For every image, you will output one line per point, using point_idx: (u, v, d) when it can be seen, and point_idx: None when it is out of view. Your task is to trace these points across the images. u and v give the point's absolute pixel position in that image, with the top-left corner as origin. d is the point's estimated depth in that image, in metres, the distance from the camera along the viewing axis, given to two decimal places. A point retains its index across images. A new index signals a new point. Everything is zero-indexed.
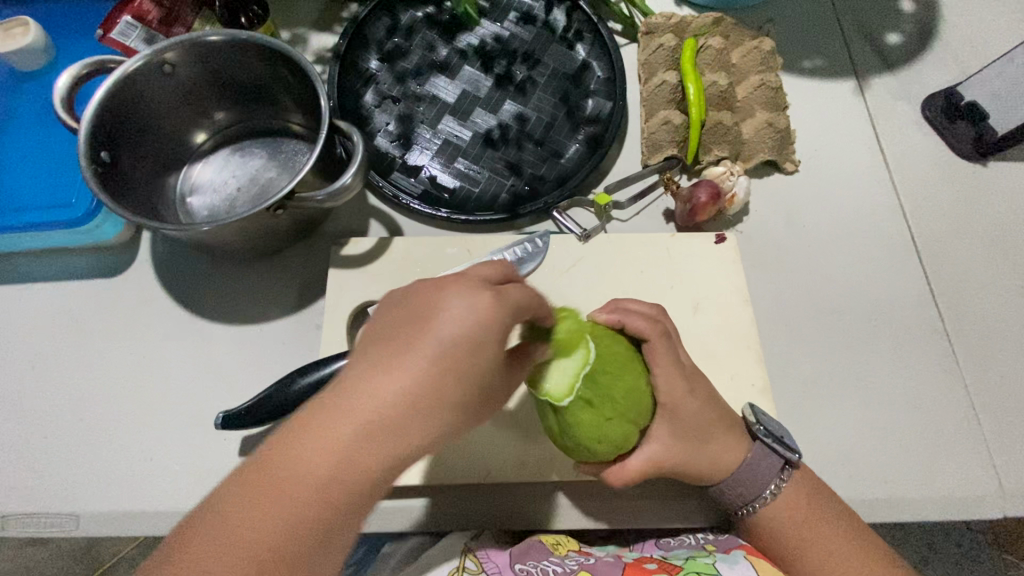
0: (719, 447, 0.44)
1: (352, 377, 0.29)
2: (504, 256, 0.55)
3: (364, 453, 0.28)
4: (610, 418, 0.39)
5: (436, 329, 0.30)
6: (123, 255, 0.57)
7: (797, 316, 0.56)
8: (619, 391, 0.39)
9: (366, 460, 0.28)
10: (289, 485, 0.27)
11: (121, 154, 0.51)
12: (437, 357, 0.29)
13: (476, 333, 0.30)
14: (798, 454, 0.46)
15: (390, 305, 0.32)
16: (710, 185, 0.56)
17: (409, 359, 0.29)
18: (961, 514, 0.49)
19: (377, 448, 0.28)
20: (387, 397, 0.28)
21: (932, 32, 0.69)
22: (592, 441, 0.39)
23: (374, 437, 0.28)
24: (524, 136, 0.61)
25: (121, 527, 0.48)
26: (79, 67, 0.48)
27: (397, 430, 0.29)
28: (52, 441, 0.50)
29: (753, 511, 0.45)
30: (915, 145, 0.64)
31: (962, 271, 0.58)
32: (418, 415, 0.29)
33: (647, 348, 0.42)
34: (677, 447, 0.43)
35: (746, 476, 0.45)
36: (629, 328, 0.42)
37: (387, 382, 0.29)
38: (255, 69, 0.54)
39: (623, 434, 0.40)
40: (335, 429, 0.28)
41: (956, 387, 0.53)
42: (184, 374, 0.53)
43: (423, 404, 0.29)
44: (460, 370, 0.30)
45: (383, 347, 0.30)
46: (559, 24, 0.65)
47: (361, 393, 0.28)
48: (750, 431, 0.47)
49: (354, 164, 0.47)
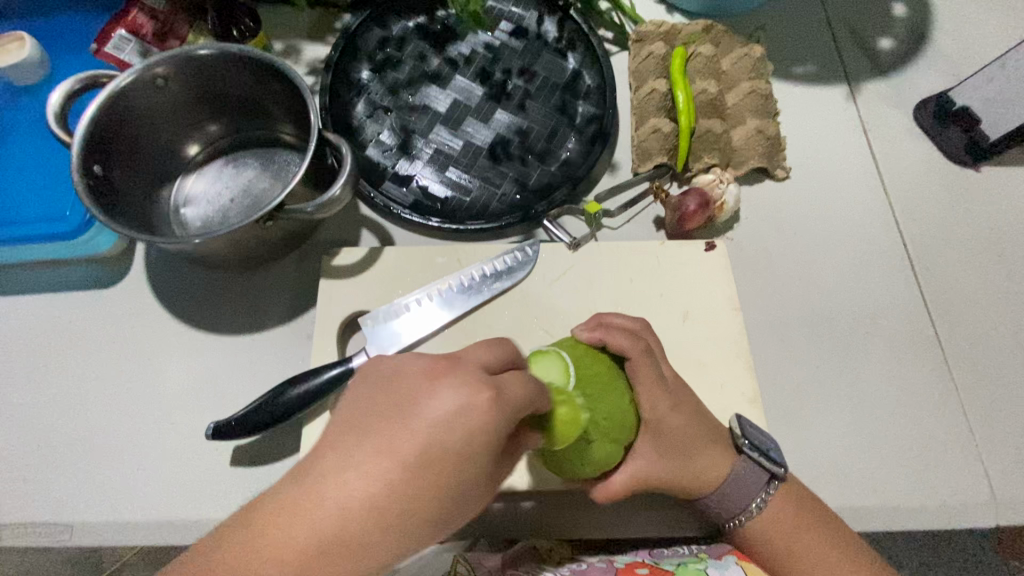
0: (703, 460, 0.44)
1: (334, 469, 0.29)
2: (496, 265, 0.55)
3: (335, 556, 0.28)
4: (592, 441, 0.39)
5: (421, 425, 0.30)
6: (119, 267, 0.57)
7: (787, 323, 0.56)
8: (601, 412, 0.39)
9: (330, 567, 0.29)
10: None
11: (114, 168, 0.52)
12: (421, 461, 0.29)
13: (459, 438, 0.30)
14: (785, 467, 0.45)
15: (381, 382, 0.32)
16: (700, 193, 0.56)
17: (391, 456, 0.29)
18: (955, 522, 0.49)
19: (347, 552, 0.29)
20: (360, 497, 0.29)
21: (924, 37, 0.69)
22: (574, 463, 0.40)
23: (336, 548, 0.28)
24: (515, 145, 0.61)
25: (115, 536, 0.49)
26: (71, 83, 0.48)
27: (366, 536, 0.29)
28: (47, 453, 0.51)
29: (742, 524, 0.45)
30: (907, 149, 0.64)
31: (955, 277, 0.58)
32: (388, 516, 0.29)
33: (629, 365, 0.43)
34: (660, 464, 0.43)
35: (732, 490, 0.45)
36: (611, 345, 0.42)
37: (358, 482, 0.29)
38: (246, 81, 0.55)
39: (606, 454, 0.40)
40: (302, 530, 0.28)
41: (947, 393, 0.53)
42: (177, 384, 0.53)
43: (391, 513, 0.29)
44: (436, 474, 0.30)
45: (372, 446, 0.30)
46: (550, 33, 0.65)
47: (321, 505, 0.29)
48: (736, 445, 0.47)
49: (343, 176, 0.47)
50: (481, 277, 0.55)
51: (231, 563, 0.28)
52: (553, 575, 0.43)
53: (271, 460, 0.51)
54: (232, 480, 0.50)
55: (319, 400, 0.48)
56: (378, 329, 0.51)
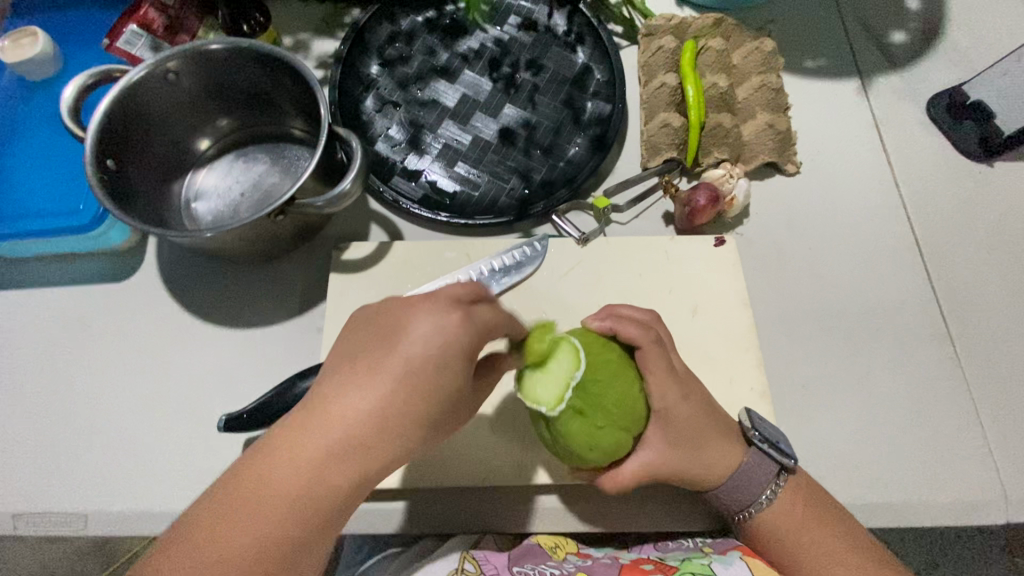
0: (713, 453, 0.44)
1: (331, 389, 0.34)
2: (503, 260, 0.55)
3: (342, 460, 0.33)
4: (600, 427, 0.40)
5: (402, 348, 0.34)
6: (131, 260, 0.58)
7: (797, 319, 0.56)
8: (610, 399, 0.40)
9: (338, 471, 0.33)
10: (264, 508, 0.32)
11: (127, 163, 0.53)
12: (403, 376, 0.34)
13: (438, 356, 0.34)
14: (794, 459, 0.46)
15: (366, 322, 0.37)
16: (710, 189, 0.56)
17: (375, 376, 0.34)
18: (964, 519, 0.49)
19: (354, 458, 0.33)
20: (358, 410, 0.33)
21: (937, 30, 0.68)
22: (583, 451, 0.40)
23: (341, 452, 0.33)
24: (524, 139, 0.61)
25: (127, 526, 0.49)
26: (84, 78, 0.49)
27: (368, 441, 0.33)
28: (61, 443, 0.52)
29: (749, 517, 0.45)
30: (919, 144, 0.63)
31: (966, 273, 0.58)
32: (388, 425, 0.34)
33: (639, 354, 0.42)
34: (669, 454, 0.43)
35: (740, 482, 0.45)
36: (622, 335, 0.42)
37: (355, 398, 0.34)
38: (257, 76, 0.55)
39: (616, 441, 0.41)
40: (309, 441, 0.33)
41: (959, 390, 0.53)
42: (188, 377, 0.54)
43: (385, 422, 0.34)
44: (422, 391, 0.34)
45: (360, 366, 0.35)
46: (559, 27, 0.65)
47: (321, 426, 0.33)
48: (746, 437, 0.47)
49: (353, 170, 0.47)
50: (490, 271, 0.55)
51: (253, 480, 0.33)
52: (559, 571, 0.45)
53: None
54: None
55: None
56: None
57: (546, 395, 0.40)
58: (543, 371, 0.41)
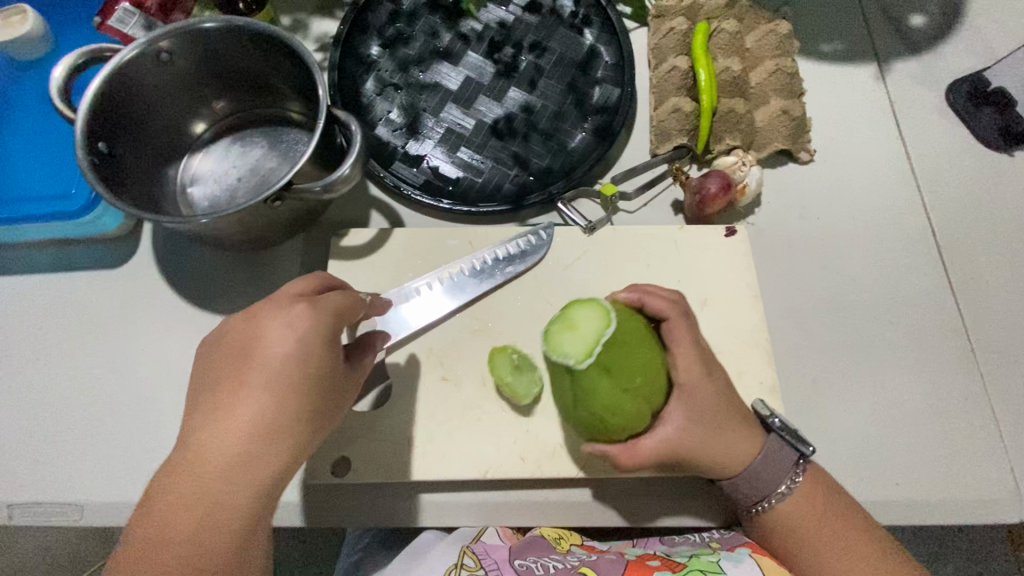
0: (735, 438, 0.43)
1: (205, 421, 0.36)
2: (508, 249, 0.54)
3: (233, 476, 0.35)
4: (626, 390, 0.40)
5: (256, 362, 0.37)
6: (126, 246, 0.56)
7: (810, 312, 0.54)
8: (635, 363, 0.40)
9: (235, 481, 0.35)
10: (172, 527, 0.34)
11: (120, 146, 0.51)
12: (276, 382, 0.37)
13: (297, 358, 0.38)
14: (813, 448, 0.44)
15: (229, 346, 0.39)
16: (721, 176, 0.54)
17: (239, 394, 0.36)
18: (978, 517, 0.48)
19: (247, 467, 0.36)
20: (238, 427, 0.36)
21: (957, 14, 0.66)
22: (606, 412, 0.40)
23: (240, 466, 0.35)
24: (529, 124, 0.59)
25: (124, 517, 0.49)
26: (75, 56, 0.47)
27: (257, 451, 0.36)
28: (55, 432, 0.51)
29: (767, 508, 0.44)
30: (938, 132, 0.61)
31: (984, 265, 0.56)
32: (271, 428, 0.36)
33: (665, 327, 0.44)
34: (694, 432, 0.41)
35: (760, 470, 0.43)
36: (648, 307, 0.44)
37: (234, 415, 0.36)
38: (254, 57, 0.53)
39: (638, 409, 0.40)
40: (204, 470, 0.35)
41: (973, 386, 0.52)
42: (185, 365, 0.53)
43: (270, 424, 0.36)
44: (290, 388, 0.37)
45: (231, 391, 0.37)
46: (566, 8, 0.63)
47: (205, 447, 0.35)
48: (765, 425, 0.46)
49: (353, 155, 0.46)
50: (493, 261, 0.53)
51: (154, 518, 0.35)
52: (561, 564, 0.45)
53: None
54: None
55: None
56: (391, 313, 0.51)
57: (574, 348, 0.40)
58: (572, 328, 0.41)
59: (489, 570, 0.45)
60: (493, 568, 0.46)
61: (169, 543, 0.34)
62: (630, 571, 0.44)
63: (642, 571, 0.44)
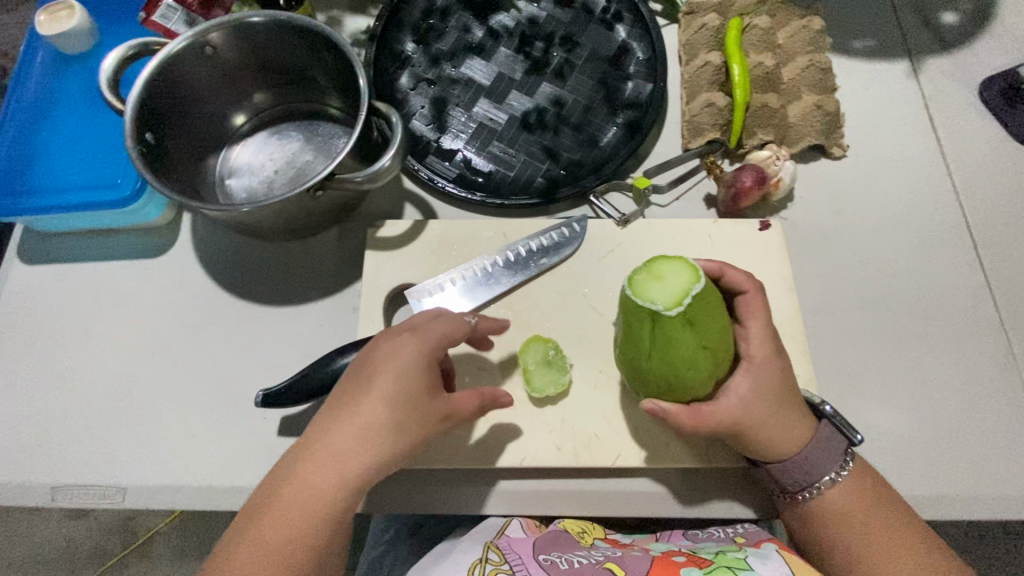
0: (789, 421, 0.43)
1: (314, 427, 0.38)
2: (541, 241, 0.54)
3: (322, 482, 0.36)
4: (704, 347, 0.39)
5: (365, 378, 0.39)
6: (167, 236, 0.58)
7: (844, 306, 0.54)
8: (715, 323, 0.40)
9: (323, 488, 0.36)
10: (263, 522, 0.36)
11: (165, 137, 0.52)
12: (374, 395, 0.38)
13: (398, 376, 0.38)
14: (862, 436, 0.45)
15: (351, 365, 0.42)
16: (756, 169, 0.54)
17: (345, 406, 0.38)
18: (1019, 515, 0.47)
19: (333, 475, 0.36)
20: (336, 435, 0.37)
21: (991, 11, 0.65)
22: (681, 366, 0.39)
23: (330, 472, 0.36)
24: (562, 119, 0.60)
25: (164, 500, 0.49)
26: (125, 48, 0.48)
27: (347, 461, 0.36)
28: (97, 416, 0.52)
29: (811, 496, 0.44)
30: (972, 128, 0.61)
31: (1021, 261, 0.55)
32: (363, 441, 0.37)
33: (743, 299, 0.45)
34: (756, 406, 0.42)
35: (808, 458, 0.43)
36: (727, 278, 0.45)
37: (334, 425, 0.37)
38: (295, 51, 0.54)
39: (710, 367, 0.40)
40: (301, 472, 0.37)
41: (1012, 384, 0.51)
42: (224, 352, 0.54)
43: (362, 437, 0.37)
44: (389, 405, 0.38)
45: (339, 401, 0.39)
46: (598, 5, 0.63)
47: (297, 474, 0.37)
48: (816, 412, 0.46)
49: (393, 147, 0.46)
50: (527, 252, 0.54)
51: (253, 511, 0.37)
52: (587, 560, 0.45)
53: None
54: (278, 450, 0.50)
55: None
56: (421, 304, 0.52)
57: (663, 296, 0.39)
58: (659, 278, 0.40)
59: (513, 564, 0.44)
60: (517, 563, 0.45)
61: (252, 538, 0.36)
62: (656, 567, 0.44)
63: (669, 566, 0.44)
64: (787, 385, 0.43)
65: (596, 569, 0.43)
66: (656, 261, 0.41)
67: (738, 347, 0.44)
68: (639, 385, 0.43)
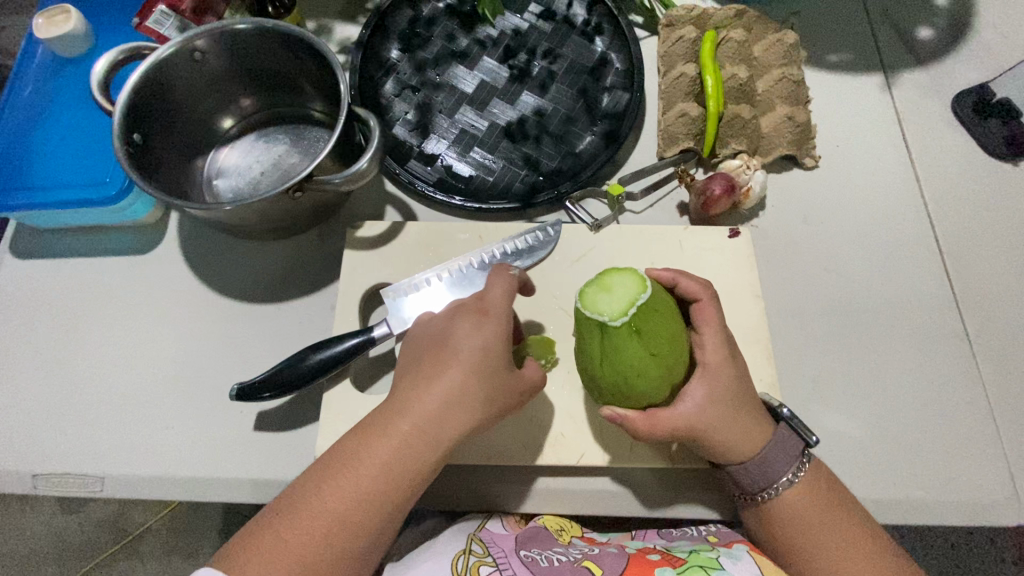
0: (745, 424, 0.44)
1: (407, 391, 0.42)
2: (516, 244, 0.54)
3: (416, 440, 0.40)
4: (652, 355, 0.41)
5: (453, 349, 0.42)
6: (154, 234, 0.59)
7: (811, 313, 0.55)
8: (664, 332, 0.41)
9: (416, 444, 0.40)
10: (352, 469, 0.40)
11: (153, 138, 0.54)
12: (463, 369, 0.41)
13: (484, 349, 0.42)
14: (817, 437, 0.46)
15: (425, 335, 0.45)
16: (726, 178, 0.56)
17: (436, 373, 0.42)
18: (975, 520, 0.48)
19: (424, 435, 0.41)
20: (430, 399, 0.41)
21: (966, 27, 0.67)
22: (630, 373, 0.41)
23: (422, 431, 0.41)
24: (541, 126, 0.61)
25: (141, 489, 0.51)
26: (115, 54, 0.50)
27: (439, 423, 0.41)
28: (79, 406, 0.53)
29: (769, 498, 0.45)
30: (943, 141, 0.62)
31: (986, 272, 0.57)
32: (455, 408, 0.41)
33: (697, 307, 0.46)
34: (711, 410, 0.43)
35: (766, 460, 0.44)
36: (681, 287, 0.46)
37: (425, 391, 0.41)
38: (280, 57, 0.56)
39: (660, 375, 0.41)
40: (393, 428, 0.40)
41: (973, 393, 0.52)
42: (204, 346, 0.55)
43: (453, 402, 0.41)
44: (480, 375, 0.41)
45: (428, 369, 0.42)
46: (579, 16, 0.65)
47: (386, 432, 0.40)
48: (773, 415, 0.47)
49: (370, 150, 0.47)
50: (502, 255, 0.54)
51: (342, 457, 0.41)
52: (565, 557, 0.46)
53: (294, 425, 0.52)
54: (253, 443, 0.52)
55: (336, 369, 0.49)
56: (398, 302, 0.52)
57: (609, 308, 0.41)
58: (608, 290, 0.42)
59: (496, 557, 0.45)
60: (500, 556, 0.45)
61: (338, 482, 0.39)
62: (633, 564, 0.45)
63: (644, 564, 0.45)
64: (744, 389, 0.45)
65: (574, 567, 0.44)
66: (606, 274, 0.43)
67: (694, 354, 0.45)
68: (597, 393, 0.44)
